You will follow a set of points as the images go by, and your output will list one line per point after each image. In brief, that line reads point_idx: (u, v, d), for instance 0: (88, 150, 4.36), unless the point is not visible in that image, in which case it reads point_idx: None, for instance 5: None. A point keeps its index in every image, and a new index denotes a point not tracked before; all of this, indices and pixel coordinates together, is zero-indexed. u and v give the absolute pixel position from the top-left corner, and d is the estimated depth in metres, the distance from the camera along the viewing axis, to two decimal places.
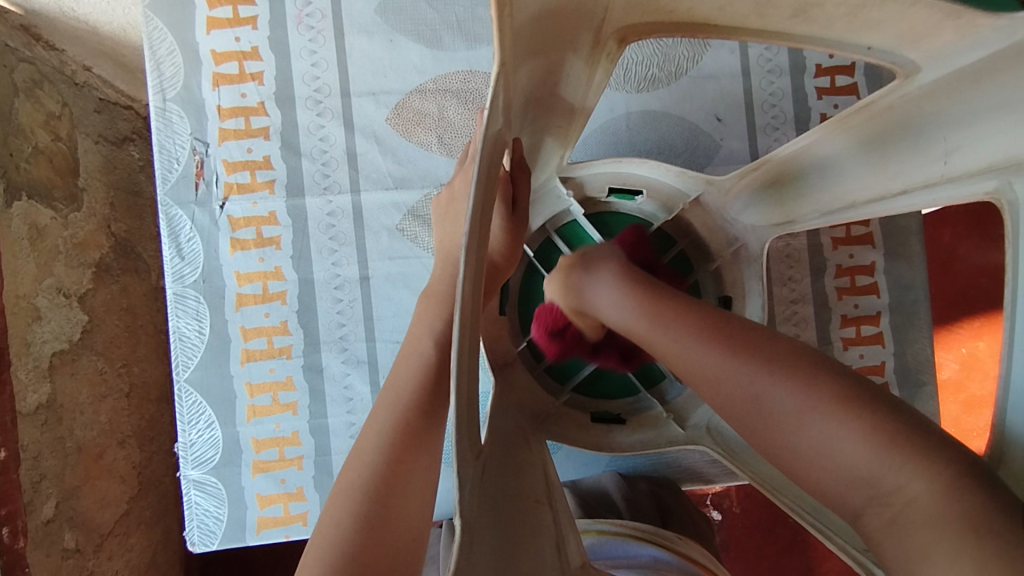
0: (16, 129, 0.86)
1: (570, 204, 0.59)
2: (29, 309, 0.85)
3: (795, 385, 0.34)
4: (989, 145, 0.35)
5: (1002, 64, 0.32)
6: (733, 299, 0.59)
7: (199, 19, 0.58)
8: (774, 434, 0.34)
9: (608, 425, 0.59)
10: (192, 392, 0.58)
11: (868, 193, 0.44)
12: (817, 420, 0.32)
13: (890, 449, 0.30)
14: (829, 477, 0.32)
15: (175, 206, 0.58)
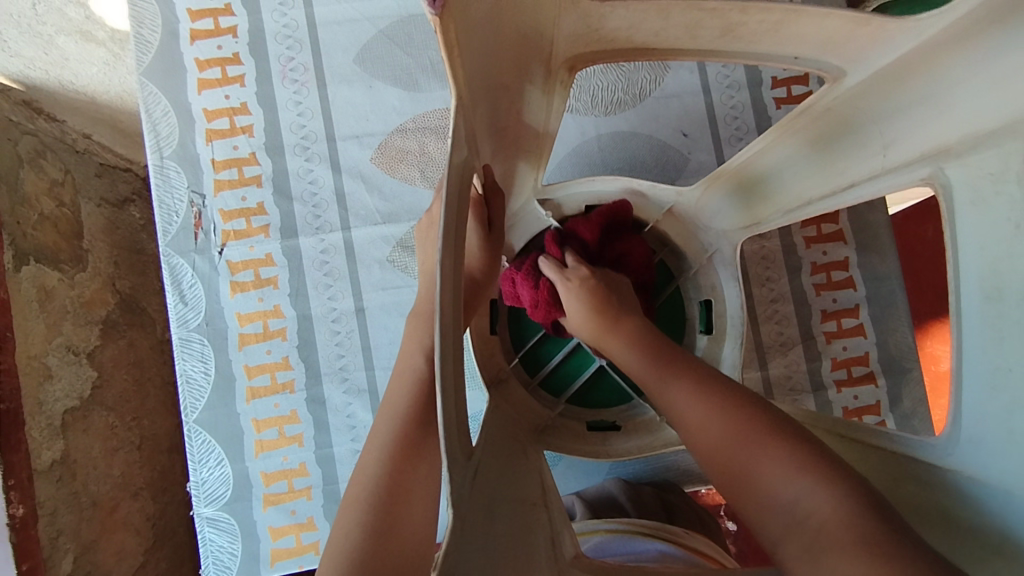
0: (22, 198, 0.90)
1: (551, 224, 0.61)
2: (41, 369, 0.88)
3: (734, 417, 0.36)
4: (920, 135, 0.38)
5: (921, 61, 0.35)
6: (714, 301, 0.61)
7: (190, 81, 0.62)
8: (713, 458, 0.36)
9: (604, 433, 0.61)
10: (201, 431, 0.60)
11: (822, 190, 0.47)
12: (749, 447, 0.34)
13: (813, 481, 0.31)
14: (757, 502, 0.33)
15: (177, 256, 0.61)
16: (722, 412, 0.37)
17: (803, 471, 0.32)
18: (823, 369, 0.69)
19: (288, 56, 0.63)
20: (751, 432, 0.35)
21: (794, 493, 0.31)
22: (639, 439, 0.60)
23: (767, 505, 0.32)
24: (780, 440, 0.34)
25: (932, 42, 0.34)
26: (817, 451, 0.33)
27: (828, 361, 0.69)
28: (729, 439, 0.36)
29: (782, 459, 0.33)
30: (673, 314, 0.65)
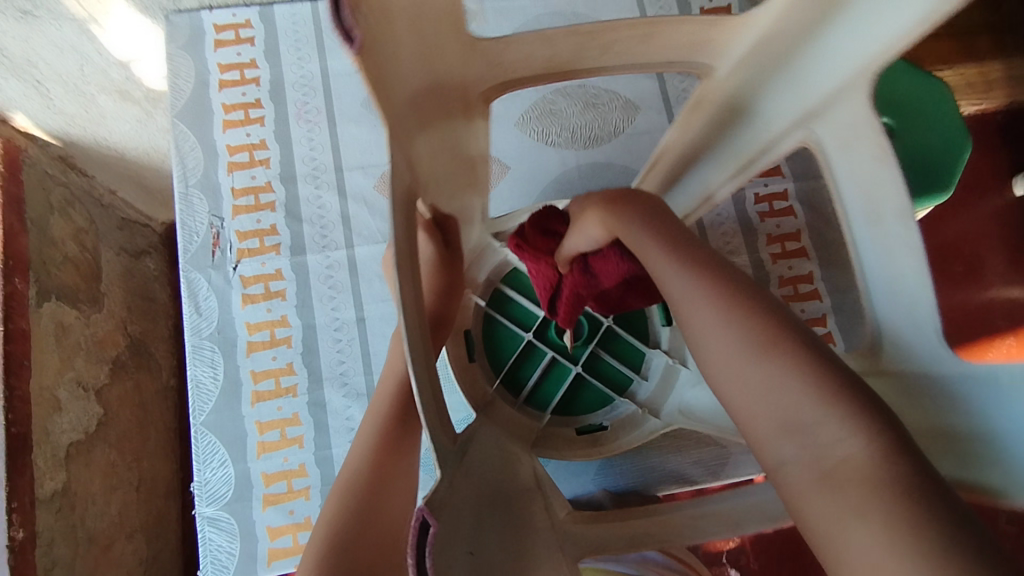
0: (50, 240, 0.97)
1: (506, 254, 0.68)
2: (51, 400, 0.92)
3: (755, 330, 0.34)
4: (786, 108, 0.47)
5: (767, 54, 0.45)
6: None
7: (216, 122, 0.71)
8: (721, 364, 0.35)
9: (593, 435, 0.65)
10: (207, 433, 0.64)
11: (727, 169, 0.56)
12: (768, 367, 0.33)
13: (839, 413, 0.30)
14: (764, 420, 0.32)
15: (195, 271, 0.67)
16: (744, 322, 0.34)
17: (814, 386, 0.31)
18: None
19: (304, 101, 0.73)
20: (760, 337, 0.34)
21: (796, 405, 0.31)
22: (629, 436, 0.65)
23: (777, 423, 0.32)
24: (791, 346, 0.33)
25: (772, 34, 0.43)
26: (848, 382, 0.31)
27: None
28: (732, 345, 0.34)
29: (788, 368, 0.32)
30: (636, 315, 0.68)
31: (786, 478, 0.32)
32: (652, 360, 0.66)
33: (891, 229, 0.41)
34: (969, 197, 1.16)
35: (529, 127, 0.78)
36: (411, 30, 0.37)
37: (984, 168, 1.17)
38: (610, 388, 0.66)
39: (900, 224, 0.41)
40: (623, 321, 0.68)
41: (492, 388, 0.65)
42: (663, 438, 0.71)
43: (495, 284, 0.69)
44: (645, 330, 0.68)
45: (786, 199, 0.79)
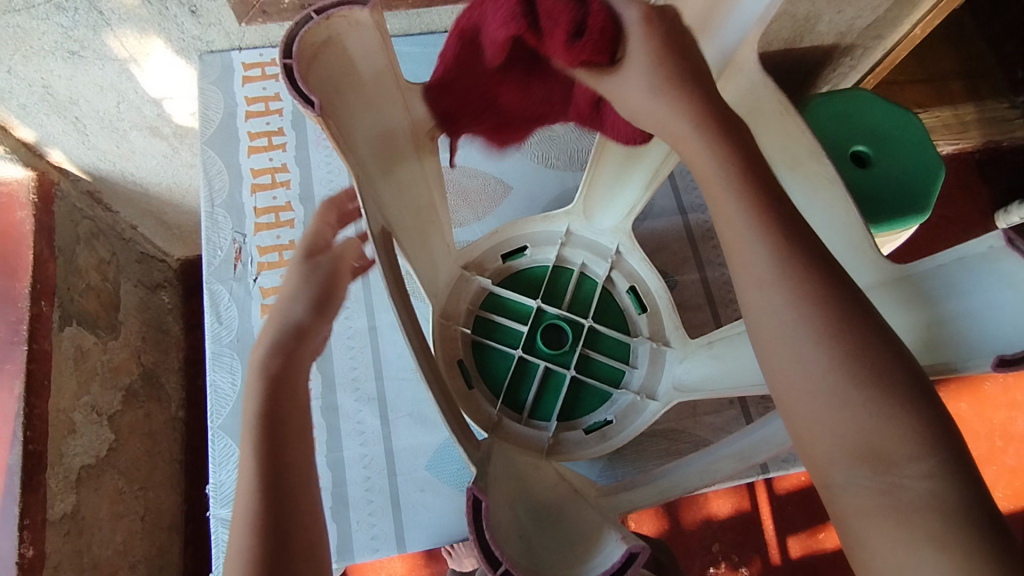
0: (75, 269, 1.01)
1: (481, 281, 0.69)
2: (66, 422, 0.93)
3: (855, 355, 0.31)
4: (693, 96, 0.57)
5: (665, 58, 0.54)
6: (639, 286, 0.70)
7: (242, 148, 0.77)
8: (801, 376, 0.32)
9: (601, 432, 0.66)
10: (224, 435, 0.66)
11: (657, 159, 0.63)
12: (864, 398, 0.31)
13: (932, 460, 0.29)
14: (837, 444, 0.31)
15: (217, 283, 0.71)
16: (844, 346, 0.31)
17: (912, 428, 0.30)
18: None
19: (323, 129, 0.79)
20: (857, 353, 0.31)
21: (884, 436, 0.30)
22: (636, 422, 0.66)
23: (856, 452, 0.30)
24: (885, 361, 0.31)
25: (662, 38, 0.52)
26: (940, 428, 0.30)
27: None
28: (823, 361, 0.32)
29: (878, 394, 0.30)
30: (607, 310, 0.71)
31: (840, 496, 0.31)
32: (636, 348, 0.68)
33: (811, 171, 0.52)
34: (952, 227, 1.21)
35: (530, 151, 0.84)
36: (351, 75, 0.41)
37: (965, 200, 1.22)
38: (604, 382, 0.68)
39: (819, 171, 0.51)
40: (599, 317, 0.70)
41: (496, 409, 0.65)
42: (662, 440, 0.73)
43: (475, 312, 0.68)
44: (622, 323, 0.70)
45: None
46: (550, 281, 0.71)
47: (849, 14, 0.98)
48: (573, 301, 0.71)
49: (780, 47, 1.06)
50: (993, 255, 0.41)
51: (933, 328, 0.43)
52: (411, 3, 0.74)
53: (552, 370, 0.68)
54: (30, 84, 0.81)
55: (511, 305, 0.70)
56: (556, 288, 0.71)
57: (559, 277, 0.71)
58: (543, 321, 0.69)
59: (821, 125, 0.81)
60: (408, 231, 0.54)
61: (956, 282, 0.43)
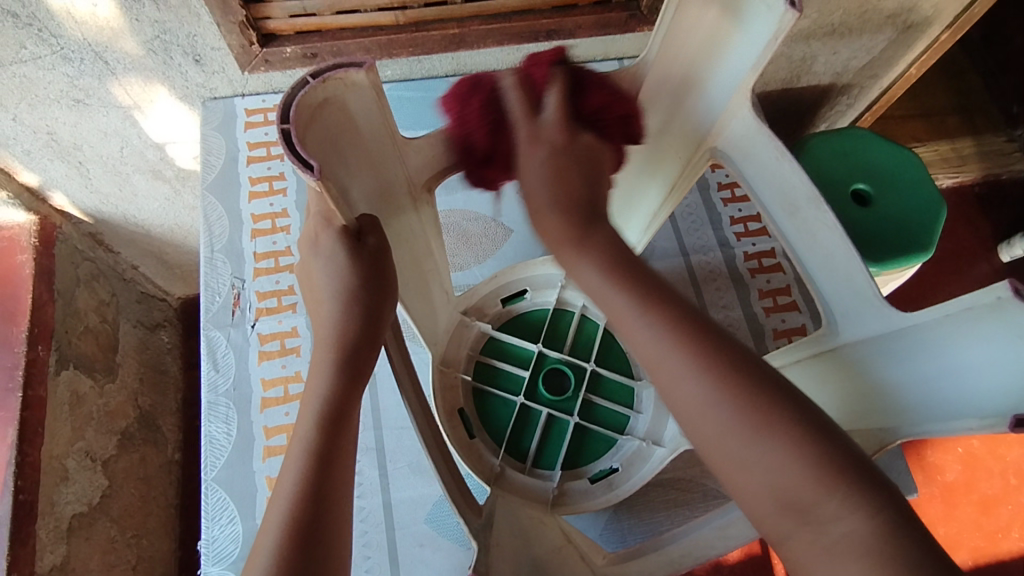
0: (74, 311, 1.01)
1: (479, 326, 0.68)
2: (59, 469, 0.92)
3: (744, 412, 0.35)
4: (693, 133, 0.55)
5: (661, 88, 0.52)
6: None
7: (243, 194, 0.77)
8: (712, 444, 0.36)
9: (608, 480, 0.64)
10: (218, 488, 0.64)
11: (667, 184, 0.62)
12: (764, 455, 0.34)
13: (841, 500, 0.32)
14: (762, 499, 0.34)
15: (215, 329, 0.70)
16: (732, 406, 0.35)
17: (816, 468, 0.33)
18: None
19: None
20: (753, 408, 0.35)
21: (793, 489, 0.33)
22: (642, 470, 0.64)
23: (778, 502, 0.34)
24: (782, 411, 0.35)
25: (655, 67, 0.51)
26: (843, 463, 0.33)
27: None
28: (731, 423, 0.35)
29: (779, 443, 0.34)
30: (611, 353, 0.69)
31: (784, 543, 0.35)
32: (641, 391, 0.67)
33: (805, 217, 0.48)
34: (957, 260, 1.20)
35: None
36: (347, 135, 0.41)
37: (969, 233, 1.21)
38: (609, 428, 0.66)
39: (813, 219, 0.48)
40: (602, 360, 0.68)
41: (498, 460, 0.63)
42: (668, 490, 0.71)
43: (475, 358, 0.67)
44: (626, 366, 0.69)
45: (774, 256, 0.83)
46: (551, 323, 0.69)
47: (844, 54, 1.00)
48: (576, 343, 0.69)
49: (777, 87, 1.07)
50: (1001, 304, 0.39)
51: (937, 386, 0.43)
52: (411, 51, 0.76)
53: (555, 416, 0.66)
54: (35, 131, 0.82)
55: (514, 349, 0.69)
56: (559, 331, 0.69)
57: (560, 319, 0.70)
58: (545, 365, 0.67)
59: (824, 163, 0.80)
60: (400, 278, 0.54)
61: (957, 336, 0.41)
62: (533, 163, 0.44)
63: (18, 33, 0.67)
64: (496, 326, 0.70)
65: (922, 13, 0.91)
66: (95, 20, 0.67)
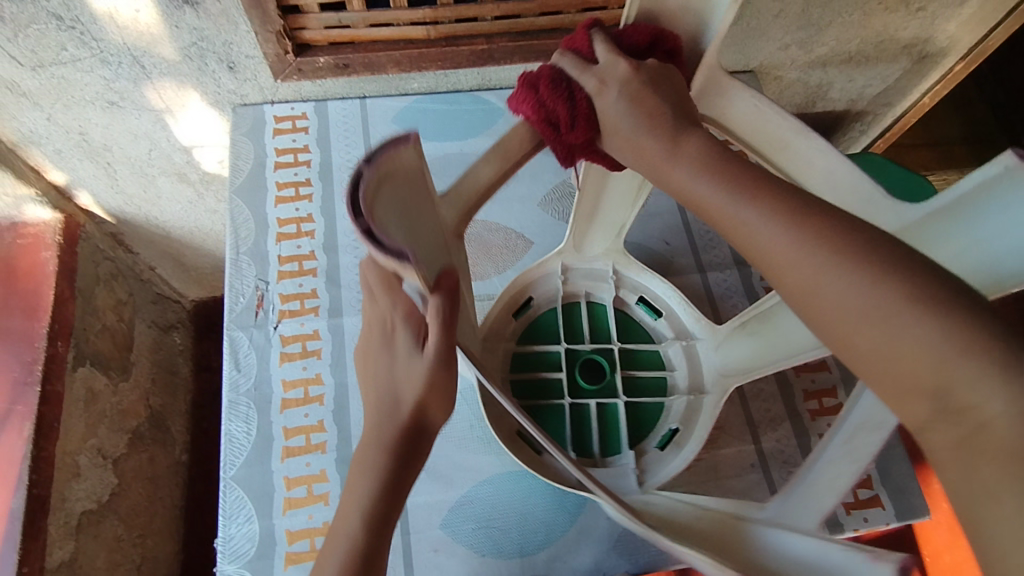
0: (93, 309, 1.02)
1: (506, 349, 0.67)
2: (71, 465, 0.92)
3: (854, 277, 0.29)
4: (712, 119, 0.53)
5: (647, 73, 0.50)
6: (648, 293, 0.70)
7: (270, 198, 0.79)
8: (819, 322, 0.31)
9: (675, 441, 0.64)
10: (236, 487, 0.64)
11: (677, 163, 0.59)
12: (877, 326, 0.29)
13: (979, 370, 0.26)
14: (888, 377, 0.29)
15: (238, 330, 0.71)
16: (838, 272, 0.30)
17: (945, 335, 0.27)
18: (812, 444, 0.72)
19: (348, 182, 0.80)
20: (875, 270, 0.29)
21: (920, 362, 0.27)
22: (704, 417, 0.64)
23: (905, 378, 0.28)
24: (907, 279, 0.28)
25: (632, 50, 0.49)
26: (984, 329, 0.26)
27: (816, 437, 0.72)
28: (864, 293, 0.29)
29: (906, 314, 0.28)
30: (628, 332, 0.71)
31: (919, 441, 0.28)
32: (670, 350, 0.68)
33: (798, 150, 0.50)
34: None
35: (550, 207, 0.85)
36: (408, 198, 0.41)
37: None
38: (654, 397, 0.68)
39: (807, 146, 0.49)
40: (624, 337, 0.70)
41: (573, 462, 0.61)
42: None
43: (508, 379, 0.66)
44: (647, 338, 0.70)
45: None
46: (565, 314, 0.70)
47: (859, 82, 1.02)
48: (593, 329, 0.70)
49: (792, 112, 1.09)
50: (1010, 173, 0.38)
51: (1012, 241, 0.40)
52: (440, 64, 0.78)
53: (602, 406, 0.67)
54: (68, 131, 0.84)
55: (540, 358, 0.69)
56: (574, 327, 0.70)
57: (571, 315, 0.71)
58: (577, 358, 0.68)
59: None
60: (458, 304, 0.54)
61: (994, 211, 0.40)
62: (615, 95, 0.41)
63: (61, 36, 0.69)
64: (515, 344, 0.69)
65: (937, 44, 0.95)
66: (136, 25, 0.69)
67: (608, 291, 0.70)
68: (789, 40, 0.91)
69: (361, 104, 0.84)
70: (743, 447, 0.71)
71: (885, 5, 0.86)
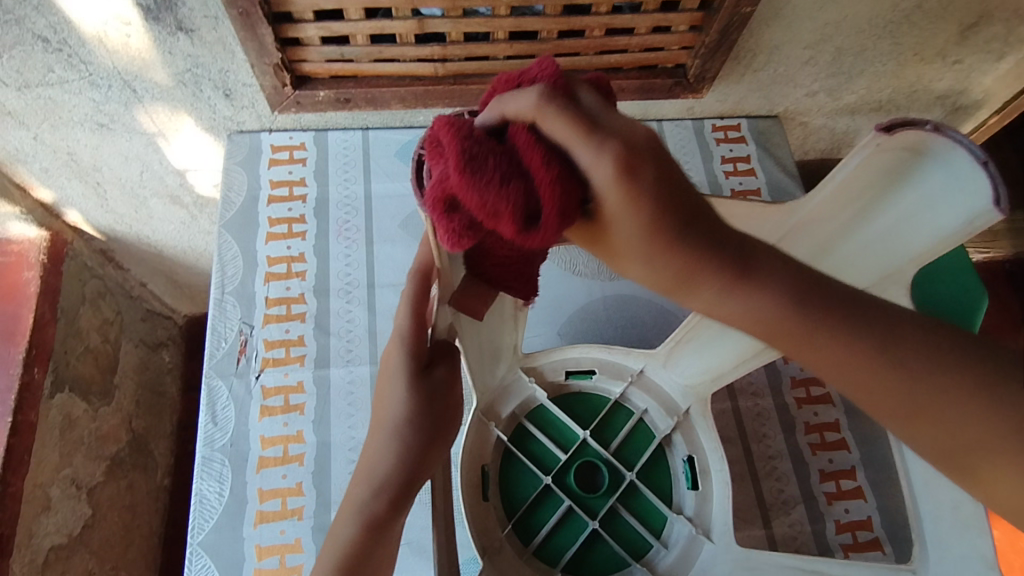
0: (76, 331, 0.98)
1: (509, 529, 0.61)
2: (41, 499, 0.88)
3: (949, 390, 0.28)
4: None
5: None
6: (566, 365, 0.67)
7: (261, 234, 0.74)
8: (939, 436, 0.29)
9: (697, 473, 0.63)
10: (203, 554, 0.60)
11: None
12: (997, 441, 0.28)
13: None
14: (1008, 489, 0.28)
15: (217, 378, 0.67)
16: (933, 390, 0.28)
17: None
18: (827, 531, 0.67)
19: (345, 219, 0.76)
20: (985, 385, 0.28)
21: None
22: (709, 442, 0.63)
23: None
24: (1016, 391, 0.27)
25: None
26: None
27: (832, 523, 0.67)
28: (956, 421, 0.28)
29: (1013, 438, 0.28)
30: (580, 417, 0.66)
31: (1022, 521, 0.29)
32: (631, 399, 0.67)
33: None
34: None
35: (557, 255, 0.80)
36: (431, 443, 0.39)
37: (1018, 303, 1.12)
38: (649, 449, 0.65)
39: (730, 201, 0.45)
40: (579, 422, 0.66)
41: None
42: None
43: (532, 553, 0.60)
44: (596, 408, 0.67)
45: None
46: (518, 441, 0.65)
47: None
48: (555, 441, 0.65)
49: (816, 157, 1.02)
50: (878, 148, 0.40)
51: (907, 209, 0.42)
52: (447, 102, 0.73)
53: (621, 496, 0.64)
54: (55, 150, 0.80)
55: (534, 502, 0.63)
56: (535, 453, 0.65)
57: (525, 443, 0.65)
58: (565, 476, 0.63)
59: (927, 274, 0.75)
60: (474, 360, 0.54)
61: (887, 182, 0.41)
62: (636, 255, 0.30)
63: (47, 58, 0.65)
64: (511, 521, 0.62)
65: (972, 97, 0.90)
66: (127, 50, 0.65)
67: (538, 391, 0.65)
68: (817, 86, 0.86)
69: (363, 135, 0.80)
70: (751, 531, 0.66)
71: (920, 55, 0.82)
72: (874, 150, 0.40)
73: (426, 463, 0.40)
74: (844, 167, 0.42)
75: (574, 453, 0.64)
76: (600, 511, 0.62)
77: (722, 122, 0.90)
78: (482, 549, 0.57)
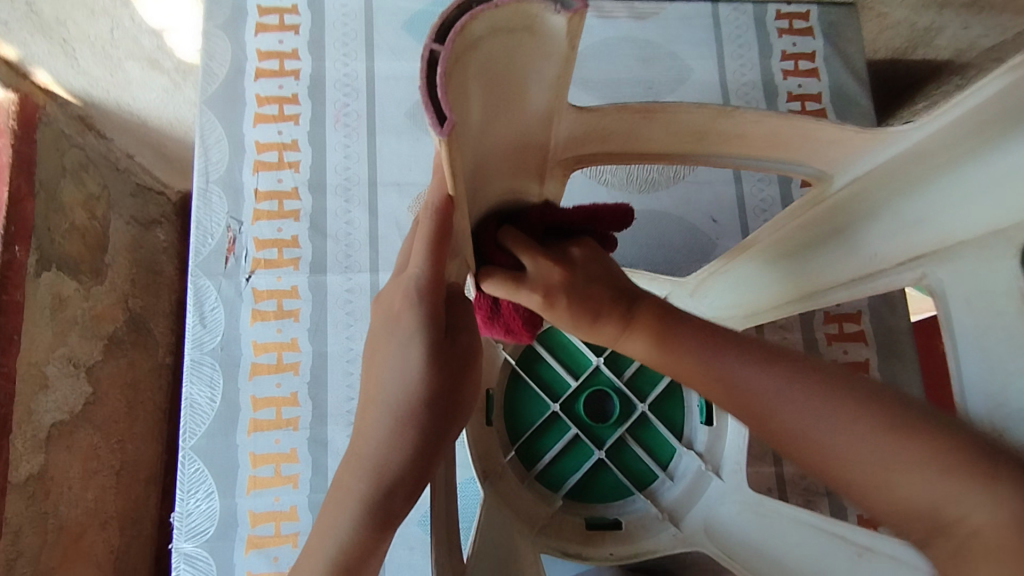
0: (59, 206, 0.91)
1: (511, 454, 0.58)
2: (38, 377, 0.86)
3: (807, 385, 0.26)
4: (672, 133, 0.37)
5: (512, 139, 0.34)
6: None
7: (248, 114, 0.65)
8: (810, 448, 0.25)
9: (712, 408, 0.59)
10: (196, 459, 0.58)
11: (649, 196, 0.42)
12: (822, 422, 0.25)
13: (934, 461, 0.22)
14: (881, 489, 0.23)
15: (204, 277, 0.61)
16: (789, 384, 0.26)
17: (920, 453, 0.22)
18: None
19: (344, 103, 0.66)
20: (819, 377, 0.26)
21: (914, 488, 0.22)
22: None
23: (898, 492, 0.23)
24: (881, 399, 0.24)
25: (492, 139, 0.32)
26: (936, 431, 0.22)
27: None
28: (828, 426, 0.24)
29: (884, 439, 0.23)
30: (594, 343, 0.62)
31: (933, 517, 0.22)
32: None
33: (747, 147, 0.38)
34: None
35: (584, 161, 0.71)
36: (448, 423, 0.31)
37: None
38: (664, 380, 0.61)
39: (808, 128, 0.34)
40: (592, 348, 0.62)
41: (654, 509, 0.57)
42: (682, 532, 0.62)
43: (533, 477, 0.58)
44: None
45: None
46: (526, 365, 0.61)
47: None
48: (564, 366, 0.62)
49: (887, 57, 0.89)
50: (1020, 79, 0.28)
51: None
52: None
53: (632, 427, 0.61)
54: None
55: (540, 428, 0.61)
56: (543, 379, 0.62)
57: (533, 367, 0.62)
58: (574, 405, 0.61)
59: None
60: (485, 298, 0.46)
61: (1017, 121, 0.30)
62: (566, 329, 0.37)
63: None
64: (514, 445, 0.59)
65: None
66: None
67: None
68: None
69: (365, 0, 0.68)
70: (762, 467, 0.64)
71: None
72: (1011, 84, 0.28)
73: (437, 458, 0.31)
74: (961, 99, 0.30)
75: (583, 382, 0.61)
76: (607, 441, 0.59)
77: (787, 8, 0.76)
78: (483, 473, 0.52)
